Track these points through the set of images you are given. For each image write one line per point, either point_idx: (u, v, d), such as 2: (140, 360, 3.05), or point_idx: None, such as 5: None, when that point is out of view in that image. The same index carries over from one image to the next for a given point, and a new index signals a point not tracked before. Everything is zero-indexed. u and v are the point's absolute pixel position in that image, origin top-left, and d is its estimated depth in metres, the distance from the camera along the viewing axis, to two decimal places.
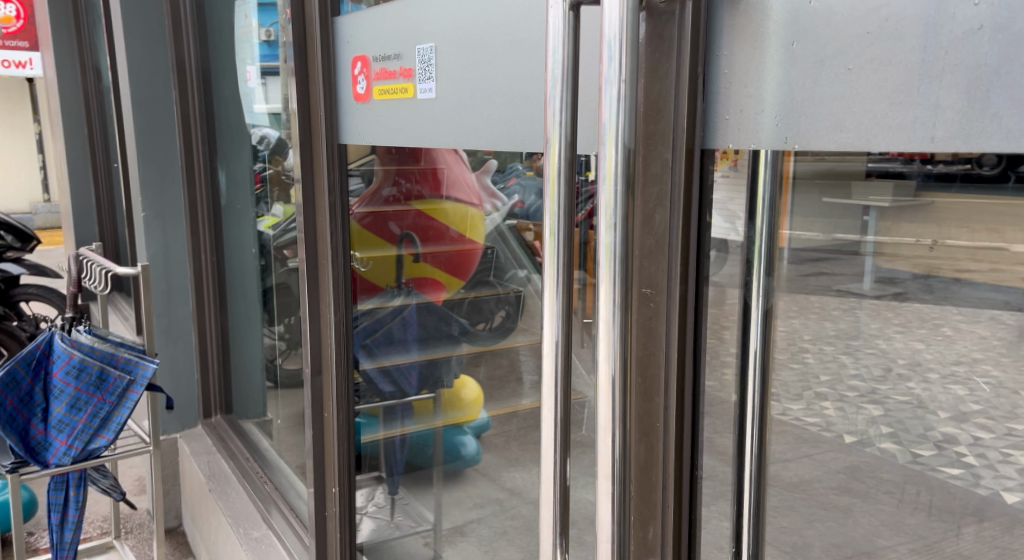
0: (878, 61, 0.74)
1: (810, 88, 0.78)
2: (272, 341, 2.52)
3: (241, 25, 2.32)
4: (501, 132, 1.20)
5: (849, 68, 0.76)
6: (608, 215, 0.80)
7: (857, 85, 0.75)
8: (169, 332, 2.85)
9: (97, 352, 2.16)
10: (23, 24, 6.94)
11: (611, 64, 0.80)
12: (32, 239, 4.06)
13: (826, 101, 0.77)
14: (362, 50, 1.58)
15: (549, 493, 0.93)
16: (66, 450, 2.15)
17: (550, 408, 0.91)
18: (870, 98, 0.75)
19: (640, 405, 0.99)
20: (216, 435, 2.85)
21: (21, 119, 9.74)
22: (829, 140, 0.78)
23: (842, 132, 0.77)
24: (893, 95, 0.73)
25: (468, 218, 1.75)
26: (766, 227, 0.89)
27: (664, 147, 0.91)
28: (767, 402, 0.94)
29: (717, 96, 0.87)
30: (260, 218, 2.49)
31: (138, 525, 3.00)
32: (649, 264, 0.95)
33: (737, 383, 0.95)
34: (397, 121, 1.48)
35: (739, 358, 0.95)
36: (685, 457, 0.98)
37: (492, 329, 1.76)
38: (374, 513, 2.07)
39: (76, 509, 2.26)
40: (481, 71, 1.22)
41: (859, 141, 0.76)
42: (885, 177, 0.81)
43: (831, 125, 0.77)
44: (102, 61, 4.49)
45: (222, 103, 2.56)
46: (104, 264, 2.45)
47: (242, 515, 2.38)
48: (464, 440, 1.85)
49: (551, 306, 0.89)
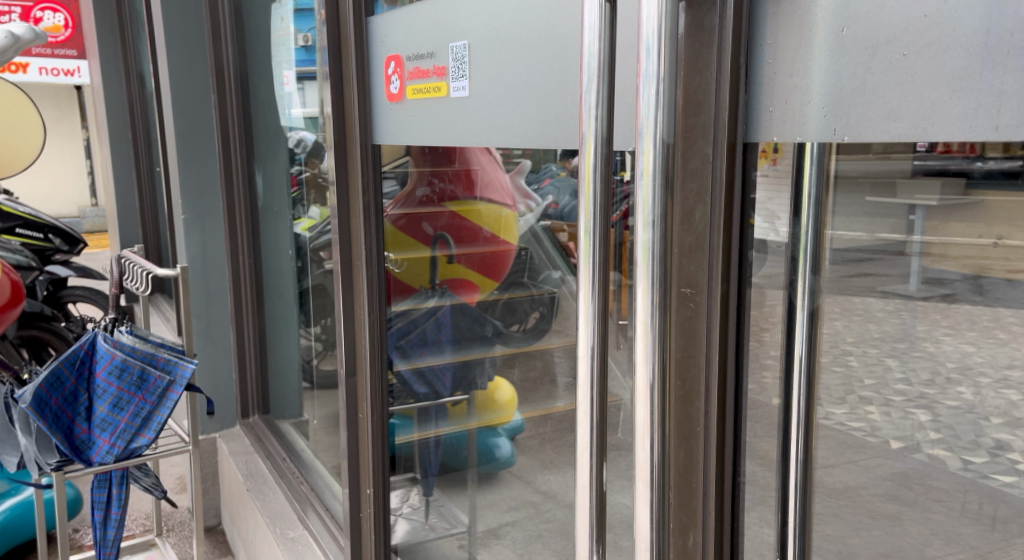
0: (934, 46, 0.71)
1: (862, 76, 0.76)
2: (308, 342, 2.53)
3: (278, 28, 2.32)
4: (536, 131, 1.18)
5: (903, 54, 0.73)
6: (645, 212, 0.78)
7: (912, 70, 0.72)
8: (209, 334, 2.87)
9: (138, 353, 2.17)
10: (70, 32, 7.06)
11: (650, 56, 0.77)
12: (80, 242, 4.13)
13: (879, 88, 0.74)
14: (396, 49, 1.56)
15: (585, 498, 0.90)
16: (109, 448, 2.15)
17: (586, 413, 0.88)
18: (926, 85, 0.72)
19: (680, 409, 0.98)
20: (254, 435, 2.85)
21: (69, 124, 9.91)
22: (882, 131, 0.75)
23: (896, 122, 0.74)
24: (951, 82, 0.70)
25: (502, 219, 1.71)
26: (811, 224, 0.84)
27: (704, 141, 0.89)
28: (814, 407, 0.89)
29: (761, 87, 0.84)
30: (297, 221, 2.48)
31: (180, 523, 3.03)
32: (689, 262, 0.94)
33: (783, 385, 0.90)
34: (431, 121, 1.46)
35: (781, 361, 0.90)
36: (727, 460, 0.96)
37: (526, 331, 1.73)
38: (409, 514, 2.07)
39: (119, 506, 2.27)
40: (515, 69, 1.20)
41: (914, 131, 0.73)
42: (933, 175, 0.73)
43: (885, 115, 0.74)
44: (146, 67, 4.55)
45: (259, 105, 2.57)
46: (146, 266, 2.46)
47: (279, 515, 2.38)
48: (498, 442, 1.82)
49: (587, 307, 0.87)
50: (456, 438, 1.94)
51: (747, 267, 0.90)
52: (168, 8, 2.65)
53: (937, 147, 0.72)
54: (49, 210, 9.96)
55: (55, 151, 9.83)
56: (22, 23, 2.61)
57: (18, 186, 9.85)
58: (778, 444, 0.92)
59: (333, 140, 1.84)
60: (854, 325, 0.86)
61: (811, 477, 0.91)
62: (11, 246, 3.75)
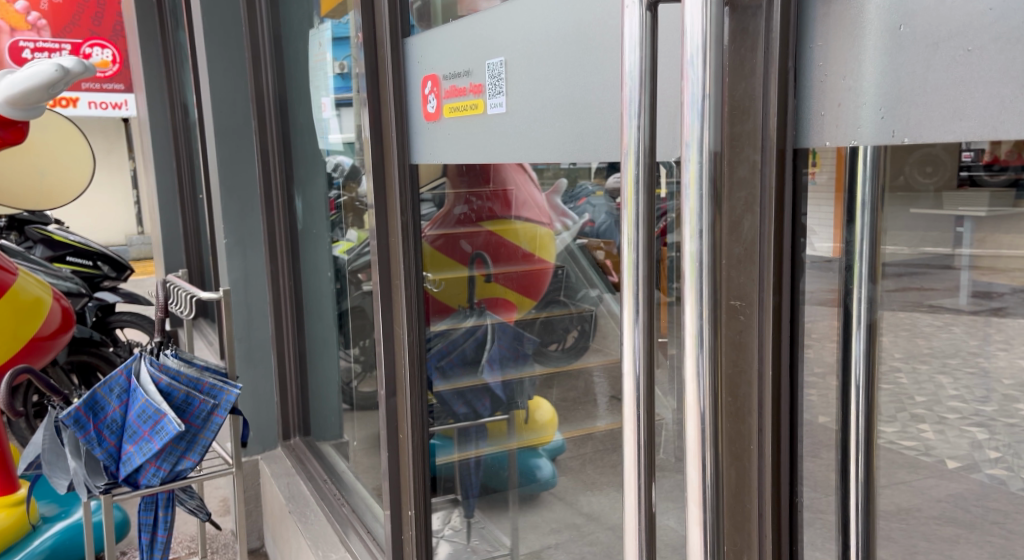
0: (1003, 40, 0.68)
1: (921, 74, 0.73)
2: (348, 363, 2.53)
3: (316, 53, 2.33)
4: (573, 146, 1.16)
5: (968, 49, 0.70)
6: (693, 222, 0.76)
7: (978, 66, 0.70)
8: (251, 357, 2.84)
9: (182, 377, 2.16)
10: (119, 67, 7.23)
11: (695, 60, 0.75)
12: (127, 268, 4.18)
13: (940, 86, 0.72)
14: (433, 69, 1.56)
15: (634, 520, 0.87)
16: (155, 471, 2.15)
17: (634, 431, 0.86)
18: (991, 80, 0.69)
19: (734, 427, 0.95)
20: (295, 458, 2.81)
21: (117, 155, 10.11)
22: (946, 131, 0.72)
23: (961, 121, 0.71)
24: (1021, 77, 0.68)
25: (538, 238, 1.71)
26: (867, 226, 0.80)
27: (752, 149, 0.87)
28: (874, 430, 0.86)
29: (811, 91, 0.82)
30: (335, 244, 2.49)
31: (223, 545, 3.02)
32: (742, 276, 0.91)
33: (839, 413, 0.88)
34: (468, 140, 1.45)
35: (840, 380, 0.87)
36: (784, 476, 0.93)
37: (565, 350, 1.69)
38: (451, 536, 2.05)
39: (165, 529, 2.26)
40: (558, 82, 1.17)
41: (982, 129, 0.70)
42: (982, 188, 0.70)
43: (949, 114, 0.72)
44: (189, 98, 4.61)
45: (297, 128, 2.58)
46: (190, 289, 2.47)
47: (321, 537, 2.34)
48: (539, 463, 1.79)
49: (633, 326, 0.85)
50: (498, 459, 1.91)
51: (794, 280, 0.88)
52: (209, 36, 2.67)
53: (984, 157, 0.71)
54: (96, 237, 10.12)
55: (104, 183, 10.01)
56: (71, 56, 2.65)
57: (68, 215, 10.03)
58: (837, 465, 0.89)
59: (372, 163, 1.84)
60: (901, 340, 0.86)
61: (872, 501, 0.88)
62: (61, 272, 3.81)
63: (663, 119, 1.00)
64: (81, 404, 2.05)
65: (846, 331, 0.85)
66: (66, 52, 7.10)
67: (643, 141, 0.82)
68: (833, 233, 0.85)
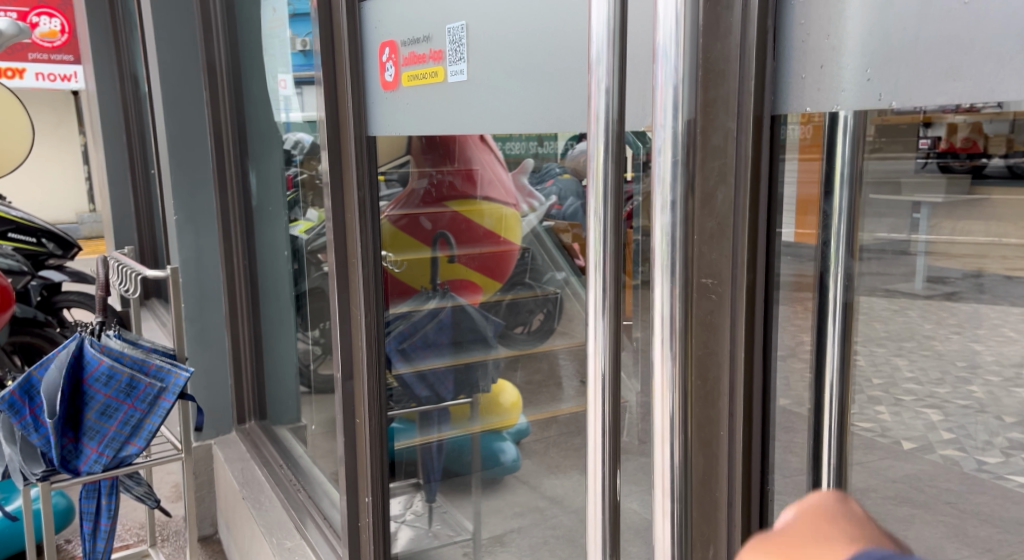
0: None
1: (911, 31, 0.68)
2: (306, 345, 2.46)
3: (270, 20, 2.23)
4: (537, 115, 1.10)
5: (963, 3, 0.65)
6: (664, 192, 0.70)
7: (975, 22, 0.65)
8: (204, 340, 2.70)
9: (126, 358, 2.06)
10: (67, 37, 7.04)
11: (670, 13, 0.69)
12: (75, 247, 4.03)
13: (930, 45, 0.67)
14: (389, 35, 1.44)
15: (597, 509, 0.82)
16: (97, 457, 2.06)
17: (598, 413, 0.81)
18: (976, 34, 0.64)
19: (703, 412, 0.86)
20: (249, 442, 2.68)
21: (65, 129, 9.81)
22: (938, 92, 0.67)
23: (954, 80, 0.66)
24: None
25: (504, 219, 1.92)
26: (845, 202, 0.81)
27: (726, 115, 0.79)
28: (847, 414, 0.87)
29: (790, 52, 0.77)
30: (293, 223, 2.41)
31: (175, 532, 2.93)
32: (713, 254, 0.82)
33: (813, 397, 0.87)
34: (428, 111, 1.36)
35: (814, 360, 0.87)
36: (752, 465, 0.87)
37: (531, 333, 1.95)
38: (413, 521, 1.89)
39: (109, 517, 2.16)
40: (536, 40, 1.08)
41: (977, 89, 0.65)
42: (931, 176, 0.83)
43: (941, 73, 0.66)
44: (142, 71, 4.44)
45: (250, 100, 2.48)
46: (135, 267, 2.36)
47: (275, 524, 2.25)
48: (504, 447, 1.92)
49: (598, 305, 0.79)
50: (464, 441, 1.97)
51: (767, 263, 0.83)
52: None
53: (929, 150, 0.81)
54: (45, 214, 9.81)
55: (53, 159, 9.70)
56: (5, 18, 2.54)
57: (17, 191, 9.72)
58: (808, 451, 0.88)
59: None
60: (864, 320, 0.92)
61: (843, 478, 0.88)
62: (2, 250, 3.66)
63: (636, 66, 0.92)
64: (17, 387, 1.94)
65: (820, 313, 0.85)
66: (12, 20, 6.82)
67: (613, 105, 0.76)
68: (806, 220, 0.84)
